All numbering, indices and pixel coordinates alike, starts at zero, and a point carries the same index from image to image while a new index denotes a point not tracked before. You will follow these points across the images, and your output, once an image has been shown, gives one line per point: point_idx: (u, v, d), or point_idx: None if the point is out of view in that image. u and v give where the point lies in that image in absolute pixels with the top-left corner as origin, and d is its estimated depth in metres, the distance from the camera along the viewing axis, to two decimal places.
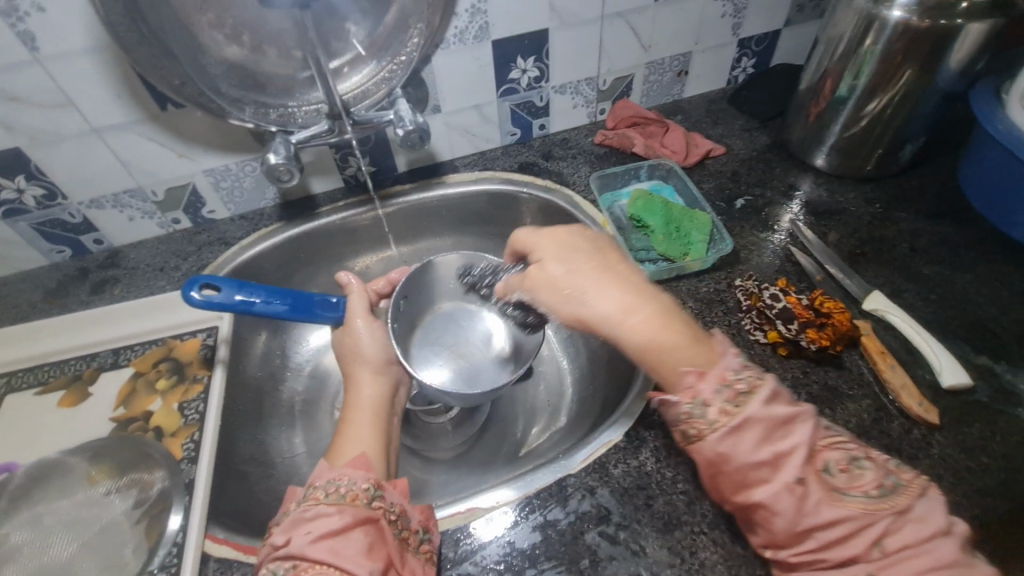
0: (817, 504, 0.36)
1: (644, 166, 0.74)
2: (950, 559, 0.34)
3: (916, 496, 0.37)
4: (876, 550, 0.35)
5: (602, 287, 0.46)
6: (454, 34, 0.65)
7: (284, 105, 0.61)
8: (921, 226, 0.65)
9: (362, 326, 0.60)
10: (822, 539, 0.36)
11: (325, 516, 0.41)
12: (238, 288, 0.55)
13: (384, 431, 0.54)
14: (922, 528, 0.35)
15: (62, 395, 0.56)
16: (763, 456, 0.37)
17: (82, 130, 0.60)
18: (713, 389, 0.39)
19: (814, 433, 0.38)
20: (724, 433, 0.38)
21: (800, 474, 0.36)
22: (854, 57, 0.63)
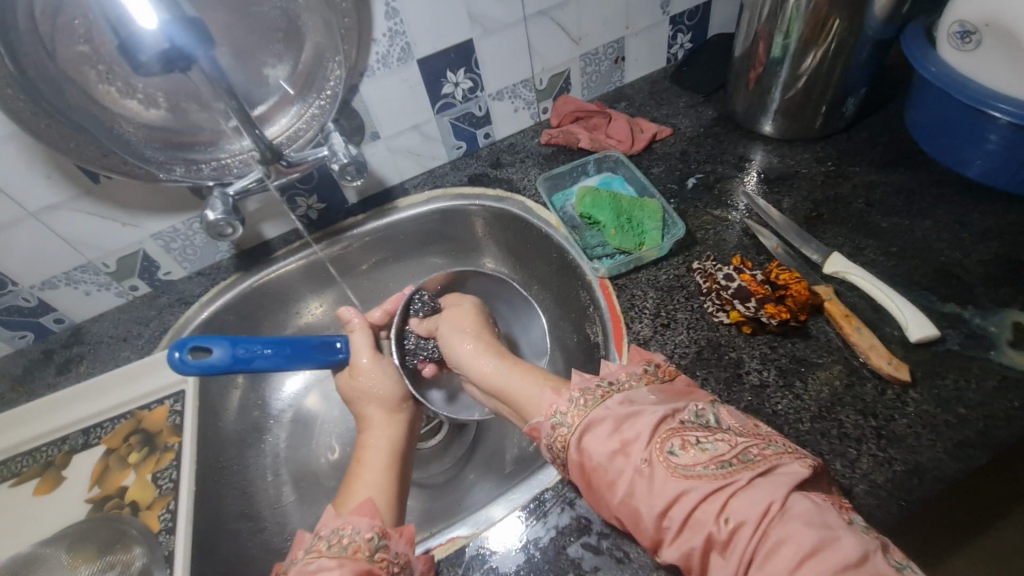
0: (663, 481, 0.36)
1: (591, 160, 0.74)
2: (808, 539, 0.30)
3: (774, 464, 0.35)
4: (723, 526, 0.33)
5: (489, 359, 0.55)
6: (377, 60, 0.64)
7: (216, 158, 0.61)
8: (875, 178, 0.64)
9: (369, 364, 0.59)
10: (685, 522, 0.35)
11: (327, 571, 0.40)
12: (232, 347, 0.50)
13: (397, 475, 0.52)
14: (765, 503, 0.33)
15: (36, 484, 0.56)
16: (612, 446, 0.40)
17: (18, 216, 0.59)
18: (568, 403, 0.44)
19: (661, 420, 0.40)
20: (577, 434, 0.42)
21: (647, 455, 0.38)
22: (781, 18, 0.62)
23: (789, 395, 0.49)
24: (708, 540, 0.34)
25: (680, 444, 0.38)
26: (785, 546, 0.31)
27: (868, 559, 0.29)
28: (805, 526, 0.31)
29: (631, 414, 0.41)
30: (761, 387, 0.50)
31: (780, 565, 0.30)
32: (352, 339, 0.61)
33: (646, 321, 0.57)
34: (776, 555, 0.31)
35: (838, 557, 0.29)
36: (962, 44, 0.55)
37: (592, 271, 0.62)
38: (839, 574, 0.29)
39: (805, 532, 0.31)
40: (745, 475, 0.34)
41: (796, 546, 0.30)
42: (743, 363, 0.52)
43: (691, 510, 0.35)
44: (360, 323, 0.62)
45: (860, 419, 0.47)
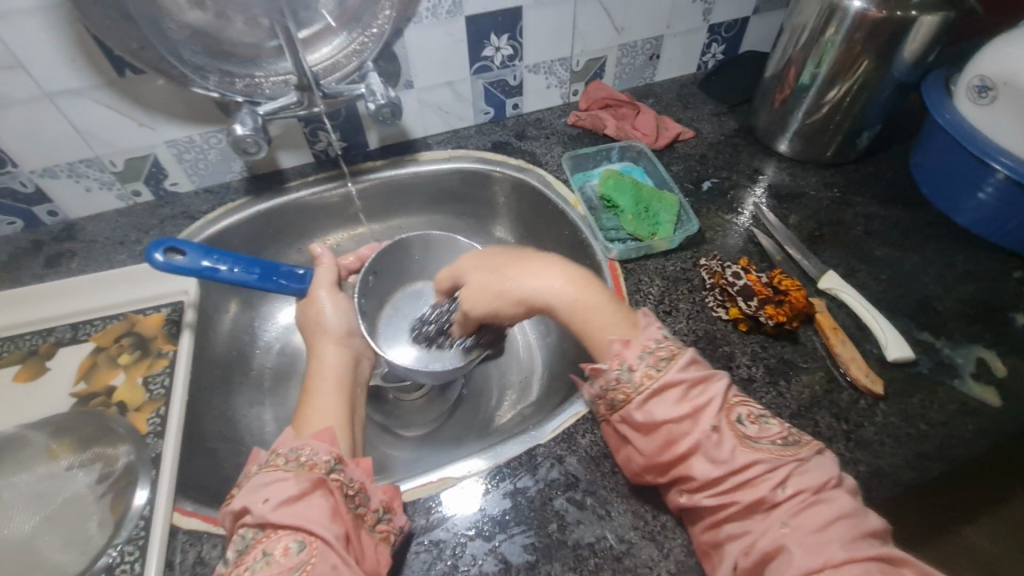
0: (732, 450, 0.38)
1: (616, 147, 0.76)
2: (852, 511, 0.36)
3: (821, 448, 0.40)
4: (779, 492, 0.37)
5: (538, 270, 0.47)
6: (426, 8, 0.64)
7: (251, 75, 0.60)
8: (875, 210, 0.69)
9: (327, 298, 0.61)
10: (741, 483, 0.38)
11: (281, 483, 0.42)
12: (206, 253, 0.55)
13: (351, 405, 0.54)
14: (821, 477, 0.37)
15: (17, 370, 0.54)
16: (682, 411, 0.39)
17: (34, 95, 0.57)
18: (639, 355, 0.42)
19: (730, 389, 0.41)
20: (643, 395, 0.40)
21: (716, 422, 0.39)
22: (816, 47, 0.65)
23: (773, 391, 0.53)
24: (757, 499, 0.37)
25: (745, 416, 0.40)
26: (828, 510, 0.36)
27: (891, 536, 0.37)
28: (844, 499, 0.37)
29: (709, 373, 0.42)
30: (748, 380, 0.53)
31: (814, 518, 0.35)
32: (318, 272, 0.63)
33: (649, 306, 0.60)
34: (817, 510, 0.36)
35: (878, 532, 0.36)
36: (979, 98, 0.60)
37: (604, 252, 0.65)
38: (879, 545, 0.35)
39: (846, 501, 0.36)
40: (806, 453, 0.39)
41: (841, 513, 0.35)
42: (735, 357, 0.55)
43: (751, 474, 0.38)
44: (329, 261, 0.64)
45: (833, 422, 0.51)
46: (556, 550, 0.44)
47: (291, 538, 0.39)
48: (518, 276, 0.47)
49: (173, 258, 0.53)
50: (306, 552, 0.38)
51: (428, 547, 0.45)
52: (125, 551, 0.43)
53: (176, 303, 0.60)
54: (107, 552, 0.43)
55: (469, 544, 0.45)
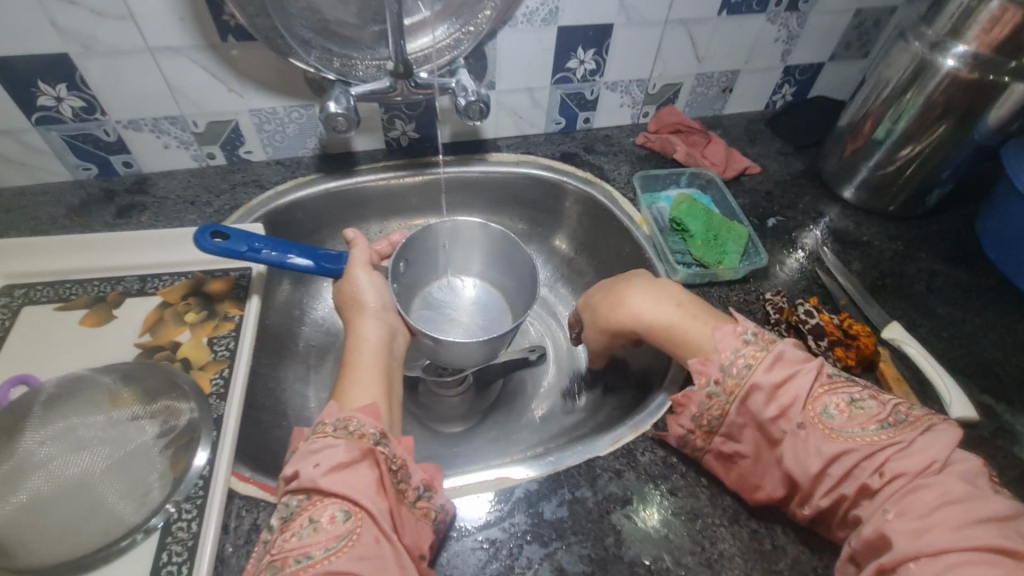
0: (823, 441, 0.42)
1: (686, 173, 0.76)
2: (957, 491, 0.37)
3: (930, 424, 0.41)
4: (880, 478, 0.39)
5: (653, 297, 0.54)
6: (524, 13, 0.65)
7: (349, 56, 0.61)
8: (938, 267, 0.69)
9: (365, 275, 0.56)
10: (844, 473, 0.41)
11: (331, 448, 0.40)
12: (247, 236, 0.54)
13: (390, 379, 0.50)
14: (923, 460, 0.39)
15: (85, 314, 0.55)
16: (770, 411, 0.44)
17: (137, 47, 0.58)
18: (719, 371, 0.46)
19: (816, 381, 0.44)
20: (735, 401, 0.45)
21: (802, 419, 0.43)
22: (896, 103, 0.66)
23: None
24: (861, 487, 0.40)
25: (833, 405, 0.43)
26: (927, 493, 0.37)
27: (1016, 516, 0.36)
28: (951, 482, 0.38)
29: (792, 362, 0.45)
30: None
31: (916, 505, 0.37)
32: (352, 253, 0.58)
33: None
34: (914, 496, 0.38)
35: (992, 509, 0.36)
36: None
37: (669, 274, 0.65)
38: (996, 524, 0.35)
39: (957, 487, 0.37)
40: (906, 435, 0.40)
41: (946, 492, 0.37)
42: None
43: (852, 465, 0.41)
44: (363, 243, 0.59)
45: None
46: (612, 564, 0.44)
47: (337, 507, 0.38)
48: (632, 294, 0.55)
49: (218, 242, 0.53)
50: (353, 521, 0.37)
51: (483, 545, 0.44)
52: (183, 509, 0.43)
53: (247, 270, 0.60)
54: (165, 507, 0.43)
55: (525, 547, 0.44)
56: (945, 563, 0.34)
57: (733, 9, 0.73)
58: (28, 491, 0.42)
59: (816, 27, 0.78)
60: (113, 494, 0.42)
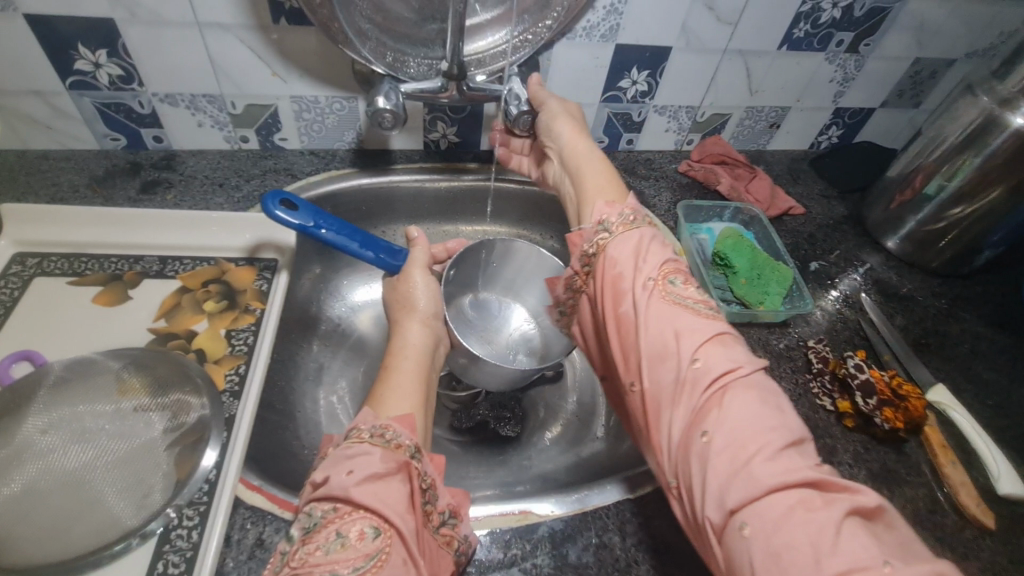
0: (667, 314, 0.41)
1: (730, 207, 0.74)
2: (753, 409, 0.35)
3: (728, 335, 0.40)
4: (691, 367, 0.38)
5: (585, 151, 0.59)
6: (583, 27, 0.63)
7: (403, 51, 0.59)
8: (982, 330, 0.67)
9: (420, 278, 0.56)
10: (663, 359, 0.40)
11: (366, 455, 0.38)
12: (315, 214, 0.54)
13: (428, 389, 0.49)
14: (729, 364, 0.38)
15: (98, 292, 0.52)
16: (655, 275, 0.44)
17: (185, 20, 0.55)
18: (618, 217, 0.50)
19: (662, 258, 0.45)
20: (626, 252, 0.46)
21: (654, 281, 0.44)
22: (952, 160, 0.65)
23: None
24: (680, 379, 0.39)
25: (681, 281, 0.44)
26: (739, 407, 0.36)
27: (801, 441, 0.35)
28: (770, 402, 0.36)
29: (651, 245, 0.47)
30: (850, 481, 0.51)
31: (746, 413, 0.35)
32: (412, 253, 0.58)
33: None
34: (728, 404, 0.36)
35: (778, 437, 0.34)
36: None
37: None
38: (783, 448, 0.34)
39: (750, 398, 0.36)
40: (717, 329, 0.40)
41: (762, 416, 0.35)
42: (837, 452, 0.52)
43: (671, 345, 0.40)
44: (424, 243, 0.58)
45: (936, 547, 0.48)
46: None
47: (365, 522, 0.34)
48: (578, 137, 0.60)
49: (285, 212, 0.52)
50: (382, 540, 0.34)
51: None
52: (185, 515, 0.40)
53: (285, 247, 0.58)
54: (165, 511, 0.39)
55: None
56: (782, 509, 0.31)
57: (794, 45, 0.71)
58: (21, 480, 0.38)
59: (873, 71, 0.77)
60: (110, 493, 0.39)
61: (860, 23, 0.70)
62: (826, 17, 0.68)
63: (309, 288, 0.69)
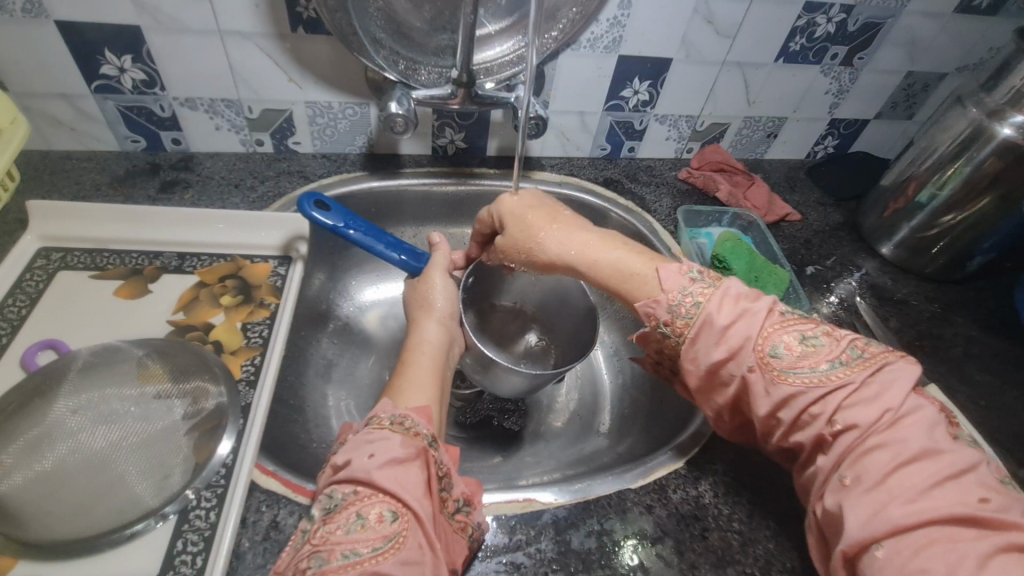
0: (775, 388, 0.41)
1: (728, 213, 0.76)
2: (908, 450, 0.35)
3: (881, 363, 0.40)
4: (832, 428, 0.39)
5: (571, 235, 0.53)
6: (587, 38, 0.66)
7: (415, 60, 0.61)
8: (975, 334, 0.68)
9: (439, 278, 0.58)
10: (794, 425, 0.41)
11: (385, 441, 0.39)
12: (347, 216, 0.58)
13: (443, 386, 0.50)
14: (876, 410, 0.37)
15: (119, 285, 0.54)
16: (722, 352, 0.43)
17: (207, 28, 0.58)
18: (668, 312, 0.45)
19: (759, 326, 0.43)
20: (685, 343, 0.44)
21: (751, 362, 0.42)
22: (944, 169, 0.67)
23: None
24: (817, 438, 0.39)
25: (781, 346, 0.42)
26: (888, 452, 0.36)
27: (971, 468, 0.35)
28: (939, 435, 0.36)
29: (721, 317, 0.43)
30: None
31: (878, 465, 0.36)
32: (433, 257, 0.60)
33: None
34: (873, 459, 0.36)
35: (939, 469, 0.34)
36: None
37: None
38: (937, 484, 0.34)
39: (909, 441, 0.36)
40: (857, 376, 0.39)
41: (898, 452, 0.35)
42: None
43: (800, 412, 0.40)
44: (445, 249, 0.60)
45: None
46: None
47: (384, 506, 0.36)
48: (550, 234, 0.53)
49: (320, 212, 0.56)
50: (399, 523, 0.35)
51: (507, 568, 0.43)
52: (203, 497, 0.41)
53: (305, 240, 0.60)
54: (183, 493, 0.41)
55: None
56: (911, 547, 0.32)
57: (790, 58, 0.73)
58: (50, 459, 0.40)
59: (866, 84, 0.79)
60: (130, 474, 0.41)
61: (854, 37, 0.73)
62: (821, 31, 0.71)
63: (319, 288, 0.71)
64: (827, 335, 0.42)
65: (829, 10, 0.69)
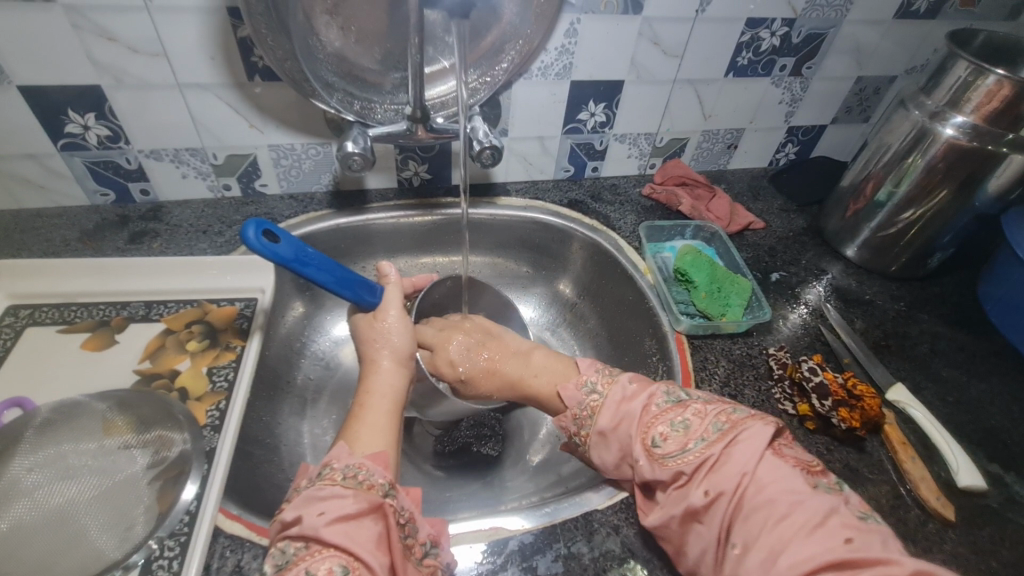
0: (653, 471, 0.44)
1: (690, 226, 0.78)
2: (779, 508, 0.37)
3: (738, 432, 0.42)
4: (703, 500, 0.41)
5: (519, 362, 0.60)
6: (539, 67, 0.68)
7: (369, 99, 0.64)
8: (940, 330, 0.69)
9: (395, 317, 0.58)
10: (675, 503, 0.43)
11: (338, 499, 0.39)
12: (299, 247, 0.51)
13: (398, 428, 0.51)
14: (738, 476, 0.40)
15: (86, 338, 0.55)
16: (611, 448, 0.47)
17: (167, 82, 0.60)
18: (574, 424, 0.51)
19: (637, 416, 0.47)
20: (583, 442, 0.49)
21: (631, 452, 0.46)
22: (899, 166, 0.68)
23: None
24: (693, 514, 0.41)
25: (657, 434, 0.45)
26: (762, 511, 0.38)
27: (832, 513, 0.37)
28: (797, 485, 0.38)
29: (607, 420, 0.48)
30: None
31: (755, 528, 0.37)
32: (386, 291, 0.60)
33: (714, 386, 0.60)
34: (749, 524, 0.38)
35: (804, 519, 0.36)
36: None
37: (672, 323, 0.66)
38: (806, 534, 0.36)
39: (778, 500, 0.38)
40: (716, 448, 0.42)
41: (770, 511, 0.37)
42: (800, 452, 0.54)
43: (676, 489, 0.43)
44: (397, 281, 0.60)
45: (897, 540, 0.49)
46: None
47: (335, 561, 0.36)
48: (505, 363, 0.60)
49: (272, 244, 0.48)
50: None
51: None
52: (166, 546, 0.41)
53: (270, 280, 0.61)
54: (146, 544, 0.41)
55: None
56: None
57: (740, 72, 0.75)
58: (9, 518, 0.41)
59: (819, 92, 0.81)
60: (93, 529, 0.41)
61: (799, 49, 0.75)
62: (766, 45, 0.73)
63: (292, 325, 0.72)
64: (695, 413, 0.46)
65: (772, 25, 0.71)
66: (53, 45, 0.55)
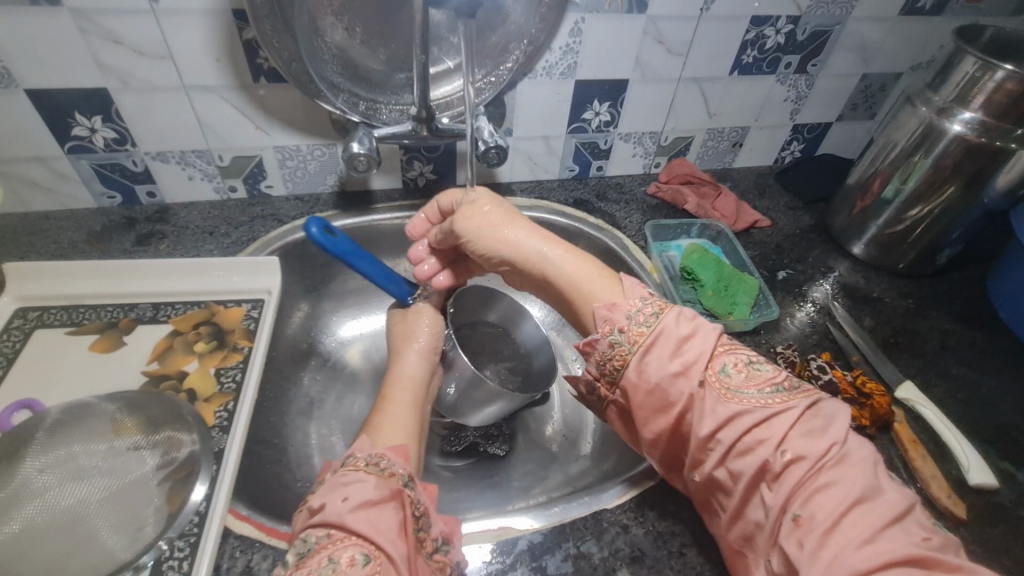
0: (721, 405, 0.41)
1: (696, 224, 0.78)
2: (855, 488, 0.36)
3: (816, 400, 0.41)
4: (778, 456, 0.38)
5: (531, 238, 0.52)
6: (543, 67, 0.68)
7: (374, 100, 0.64)
8: (950, 326, 0.69)
9: (425, 315, 0.61)
10: (741, 450, 0.40)
11: (363, 484, 0.39)
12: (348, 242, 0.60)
13: (421, 422, 0.51)
14: (823, 446, 0.38)
15: (95, 340, 0.55)
16: (675, 368, 0.43)
17: (172, 85, 0.60)
18: (625, 319, 0.45)
19: (714, 341, 0.44)
20: (639, 353, 0.44)
21: (701, 377, 0.42)
22: (905, 163, 0.68)
23: None
24: (759, 467, 0.39)
25: (731, 366, 0.43)
26: (836, 488, 0.36)
27: (908, 510, 0.35)
28: (874, 471, 0.37)
29: (678, 334, 0.44)
30: None
31: (826, 504, 0.36)
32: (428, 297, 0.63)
33: None
34: (819, 496, 0.36)
35: (882, 508, 0.35)
36: None
37: None
38: (882, 524, 0.34)
39: (857, 480, 0.36)
40: (799, 404, 0.41)
41: (844, 491, 0.36)
42: None
43: (742, 436, 0.40)
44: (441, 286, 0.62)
45: None
46: None
47: (357, 549, 0.36)
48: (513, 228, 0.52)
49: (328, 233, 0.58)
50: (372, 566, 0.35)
51: None
52: (176, 547, 0.42)
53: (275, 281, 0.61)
54: (156, 544, 0.41)
55: None
56: None
57: (744, 69, 0.75)
58: (20, 520, 0.40)
59: (824, 90, 0.81)
60: (103, 530, 0.41)
61: (804, 46, 0.74)
62: (771, 42, 0.73)
63: (299, 325, 0.72)
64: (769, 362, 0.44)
65: (777, 22, 0.71)
66: (61, 49, 0.55)
